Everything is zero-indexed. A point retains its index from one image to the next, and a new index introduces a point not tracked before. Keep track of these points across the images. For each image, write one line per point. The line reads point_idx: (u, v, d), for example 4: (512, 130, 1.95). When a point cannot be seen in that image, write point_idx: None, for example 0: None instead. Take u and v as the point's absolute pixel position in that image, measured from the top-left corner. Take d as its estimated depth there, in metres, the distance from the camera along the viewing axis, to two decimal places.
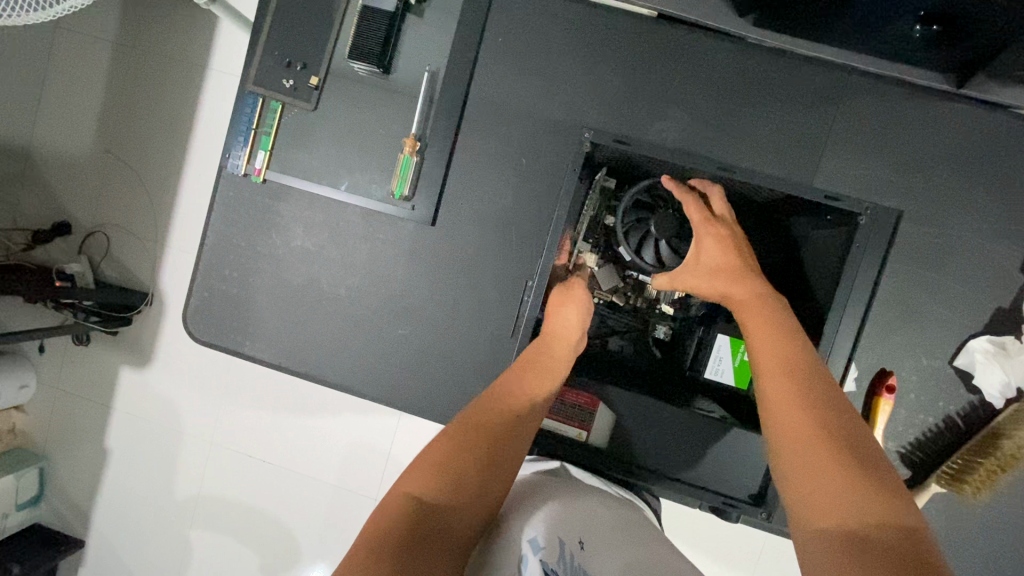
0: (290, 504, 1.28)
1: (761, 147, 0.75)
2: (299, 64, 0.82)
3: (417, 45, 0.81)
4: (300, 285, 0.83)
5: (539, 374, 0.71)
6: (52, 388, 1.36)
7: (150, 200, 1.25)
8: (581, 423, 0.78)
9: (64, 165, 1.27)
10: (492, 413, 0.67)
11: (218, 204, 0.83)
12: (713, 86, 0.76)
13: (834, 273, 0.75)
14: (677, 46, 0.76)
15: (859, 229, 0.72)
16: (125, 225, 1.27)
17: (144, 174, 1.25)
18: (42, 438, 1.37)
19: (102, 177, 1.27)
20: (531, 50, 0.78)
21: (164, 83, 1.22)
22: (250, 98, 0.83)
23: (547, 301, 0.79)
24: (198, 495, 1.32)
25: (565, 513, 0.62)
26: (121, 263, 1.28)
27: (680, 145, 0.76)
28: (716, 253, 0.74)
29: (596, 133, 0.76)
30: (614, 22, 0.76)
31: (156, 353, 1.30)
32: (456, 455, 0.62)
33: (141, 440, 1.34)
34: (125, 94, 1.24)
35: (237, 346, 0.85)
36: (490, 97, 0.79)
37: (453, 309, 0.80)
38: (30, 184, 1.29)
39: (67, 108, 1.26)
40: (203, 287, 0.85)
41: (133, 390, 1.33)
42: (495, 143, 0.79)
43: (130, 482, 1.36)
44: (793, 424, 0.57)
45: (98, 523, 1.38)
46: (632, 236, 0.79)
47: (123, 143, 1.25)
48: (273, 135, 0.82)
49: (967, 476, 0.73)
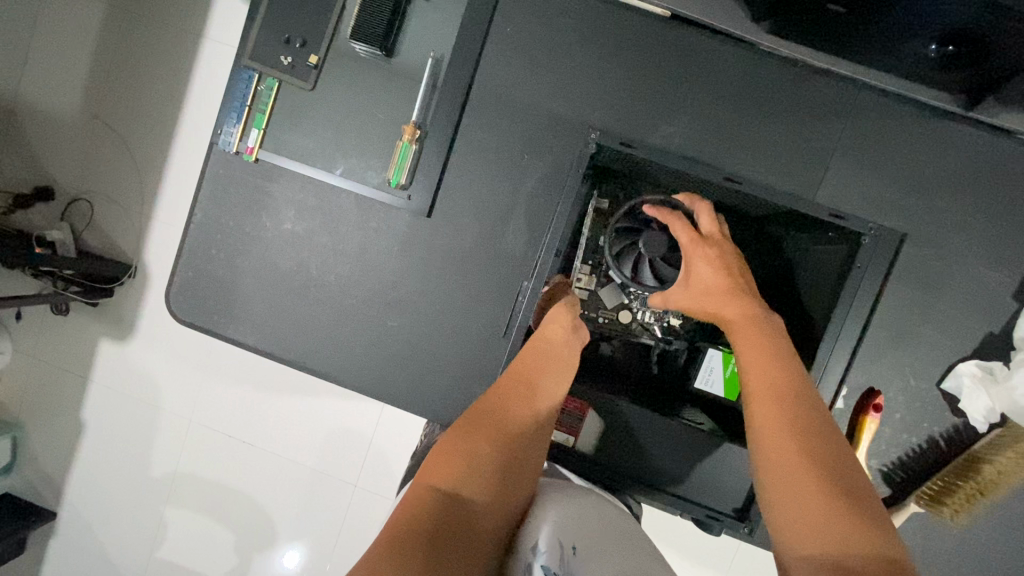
0: (269, 484, 1.27)
1: (765, 157, 0.75)
2: (298, 40, 0.78)
3: (420, 29, 0.78)
4: (289, 269, 0.81)
5: (530, 386, 0.70)
6: (26, 357, 1.33)
7: (138, 169, 1.22)
8: (570, 429, 0.77)
9: (48, 126, 1.24)
10: (478, 427, 0.66)
11: (206, 181, 0.80)
12: (723, 92, 0.74)
13: (833, 291, 0.74)
14: (689, 49, 0.74)
15: (860, 250, 0.72)
16: (112, 194, 1.24)
17: (132, 142, 1.22)
18: (16, 407, 1.35)
19: (88, 142, 1.23)
20: (538, 42, 0.76)
21: (157, 51, 1.19)
22: (245, 73, 0.78)
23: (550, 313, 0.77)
24: (174, 474, 1.31)
25: (565, 515, 0.63)
26: (105, 232, 1.25)
27: (686, 149, 0.75)
28: (708, 273, 0.71)
29: (602, 134, 0.75)
30: (626, 18, 0.74)
31: (138, 326, 1.28)
32: (466, 460, 0.62)
33: (118, 413, 1.32)
34: (115, 58, 1.20)
35: (220, 329, 0.82)
36: (495, 88, 0.76)
37: (446, 303, 0.79)
38: (13, 145, 1.25)
39: (55, 69, 1.21)
40: (187, 266, 0.81)
41: (112, 363, 1.30)
42: (497, 136, 0.77)
43: (105, 455, 1.34)
44: (784, 453, 0.57)
45: (71, 495, 1.36)
46: (625, 263, 0.76)
47: (113, 111, 1.21)
48: (268, 113, 0.79)
49: (946, 499, 0.74)
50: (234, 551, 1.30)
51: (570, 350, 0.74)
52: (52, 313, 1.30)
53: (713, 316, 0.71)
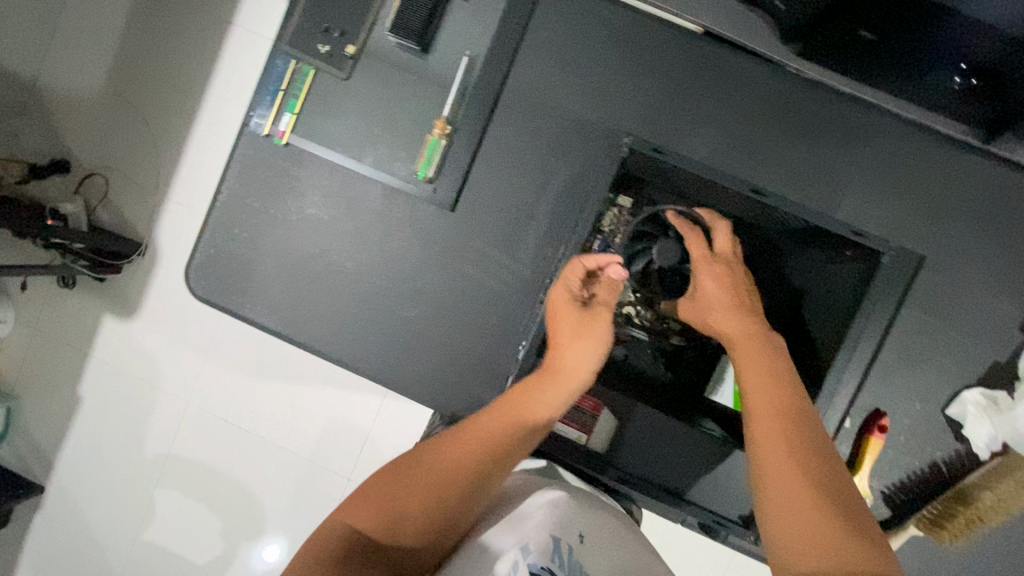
0: (263, 472, 1.30)
1: (789, 172, 0.76)
2: (337, 31, 0.79)
3: (457, 27, 0.79)
4: (310, 253, 0.82)
5: (521, 410, 0.66)
6: (27, 328, 1.36)
7: (155, 151, 1.28)
8: (583, 426, 0.77)
9: (68, 102, 1.28)
10: (459, 447, 0.62)
11: (235, 161, 0.81)
12: (750, 109, 0.76)
13: (849, 307, 0.75)
14: (720, 66, 0.76)
15: (880, 269, 0.73)
16: (127, 172, 1.29)
17: (152, 123, 1.27)
18: (15, 377, 1.38)
19: (106, 120, 1.29)
20: (572, 50, 0.77)
21: (183, 36, 1.24)
22: (281, 59, 0.80)
23: (567, 334, 0.71)
24: (168, 455, 1.34)
25: (566, 515, 0.63)
26: (116, 209, 1.30)
27: (709, 161, 0.76)
28: (715, 290, 0.72)
29: (635, 139, 0.76)
30: (659, 33, 0.76)
31: (143, 305, 1.32)
32: (435, 492, 0.58)
33: (115, 391, 1.35)
34: (140, 42, 1.25)
35: (237, 308, 0.83)
36: (527, 91, 0.78)
37: (463, 298, 0.80)
38: (31, 117, 1.30)
39: (80, 51, 1.27)
40: (209, 243, 0.82)
41: (113, 338, 1.33)
42: (525, 137, 0.78)
43: (99, 431, 1.36)
44: (780, 471, 0.57)
45: (62, 468, 1.38)
46: (636, 266, 0.80)
47: (133, 90, 1.26)
48: (302, 99, 0.79)
49: (944, 523, 0.74)
50: (223, 535, 1.33)
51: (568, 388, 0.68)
52: (58, 287, 1.33)
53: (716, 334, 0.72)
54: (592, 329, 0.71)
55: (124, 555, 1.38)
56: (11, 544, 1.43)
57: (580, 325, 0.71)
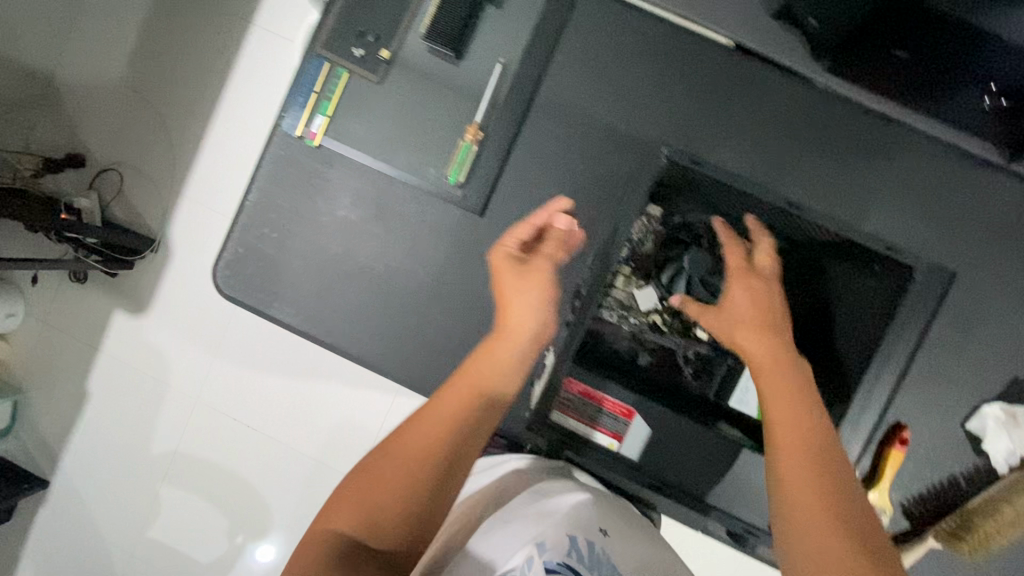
0: (271, 469, 1.31)
1: (818, 184, 0.76)
2: (372, 35, 0.80)
3: (491, 35, 0.80)
4: (337, 254, 0.82)
5: (469, 376, 0.65)
6: (37, 321, 1.37)
7: (167, 147, 1.34)
8: (614, 432, 0.78)
9: (83, 97, 1.35)
10: (417, 427, 0.62)
11: (266, 162, 0.81)
12: (778, 122, 0.77)
13: (882, 322, 0.77)
14: (750, 80, 0.77)
15: (913, 286, 0.74)
16: (140, 168, 1.34)
17: (166, 120, 1.33)
18: (21, 371, 1.38)
19: (121, 115, 1.35)
20: (605, 60, 0.78)
21: (202, 40, 1.32)
22: (316, 61, 0.81)
23: (505, 289, 0.70)
24: (175, 451, 1.34)
25: (583, 510, 0.68)
26: (129, 204, 1.34)
27: (738, 172, 0.77)
28: (747, 304, 0.71)
29: (674, 151, 0.77)
30: (690, 46, 0.78)
31: (156, 301, 1.33)
32: (401, 479, 0.59)
33: (125, 386, 1.36)
34: (155, 43, 1.32)
35: (262, 306, 0.83)
36: (558, 100, 0.79)
37: (490, 302, 0.80)
38: (47, 111, 1.35)
39: (99, 51, 1.34)
40: (237, 242, 0.82)
41: (124, 333, 1.35)
42: (556, 145, 0.79)
43: (106, 425, 1.37)
44: (803, 499, 0.57)
45: (68, 462, 1.38)
46: (664, 273, 0.82)
47: (149, 89, 1.33)
48: (335, 101, 0.80)
49: (964, 536, 0.76)
50: (228, 533, 1.33)
51: (506, 343, 0.67)
52: (70, 281, 1.35)
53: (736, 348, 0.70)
54: (533, 282, 0.70)
55: (125, 551, 1.38)
56: (13, 538, 1.42)
57: (520, 279, 0.70)
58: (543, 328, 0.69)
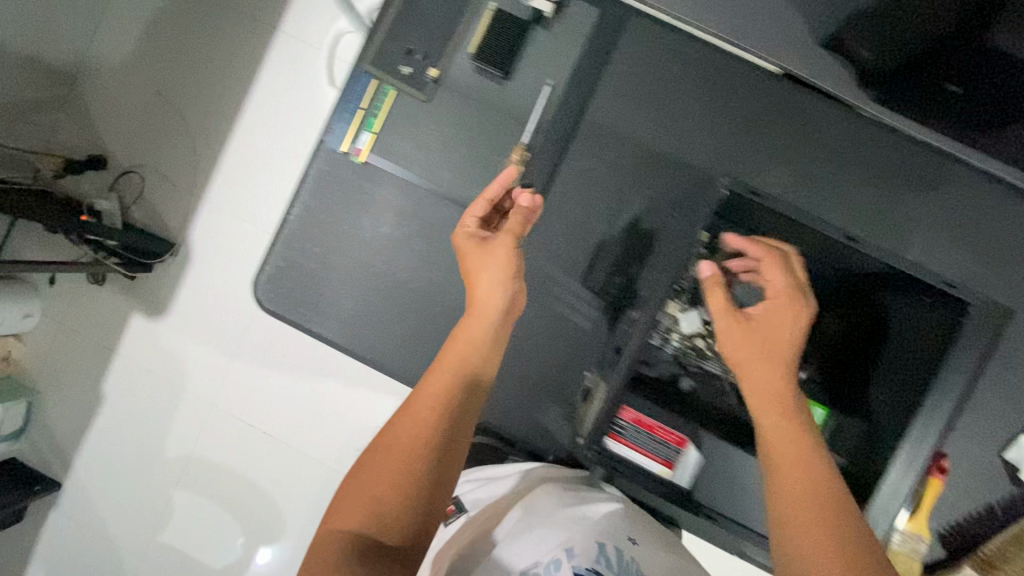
0: (288, 476, 1.31)
1: (860, 211, 0.77)
2: (421, 53, 0.80)
3: (539, 56, 0.80)
4: (379, 270, 0.82)
5: (447, 364, 0.64)
6: (56, 322, 1.37)
7: (189, 151, 1.35)
8: (666, 459, 0.72)
9: (105, 100, 1.37)
10: (405, 423, 0.61)
11: (311, 177, 0.82)
12: (824, 150, 0.77)
13: (937, 355, 0.68)
14: (797, 107, 0.78)
15: (969, 320, 0.66)
16: (160, 171, 1.35)
17: (187, 124, 1.35)
18: (38, 371, 1.38)
19: (142, 118, 1.36)
20: (652, 85, 0.79)
21: (231, 48, 1.33)
22: (363, 78, 0.81)
23: (469, 269, 0.70)
24: (190, 455, 1.34)
25: (615, 522, 0.70)
26: (150, 207, 1.35)
27: (783, 197, 0.78)
28: (779, 312, 0.64)
29: (737, 181, 0.75)
30: (737, 73, 0.78)
31: (172, 306, 1.34)
32: (398, 476, 0.58)
33: (143, 388, 1.36)
34: (179, 50, 1.35)
35: (300, 320, 0.83)
36: (605, 122, 0.79)
37: (531, 321, 0.80)
38: (69, 113, 1.37)
39: (123, 56, 1.36)
40: (278, 256, 0.83)
41: (141, 336, 1.35)
42: (601, 167, 0.80)
43: (121, 427, 1.37)
44: (813, 518, 0.55)
45: (81, 464, 1.38)
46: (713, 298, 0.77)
47: (172, 93, 1.35)
48: (381, 119, 0.81)
49: (1001, 565, 0.76)
50: (244, 540, 1.32)
51: (476, 324, 0.67)
52: (89, 282, 1.35)
53: (745, 362, 0.62)
54: (496, 258, 0.69)
55: (136, 555, 1.37)
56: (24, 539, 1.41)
57: (484, 256, 0.69)
58: (510, 301, 0.68)
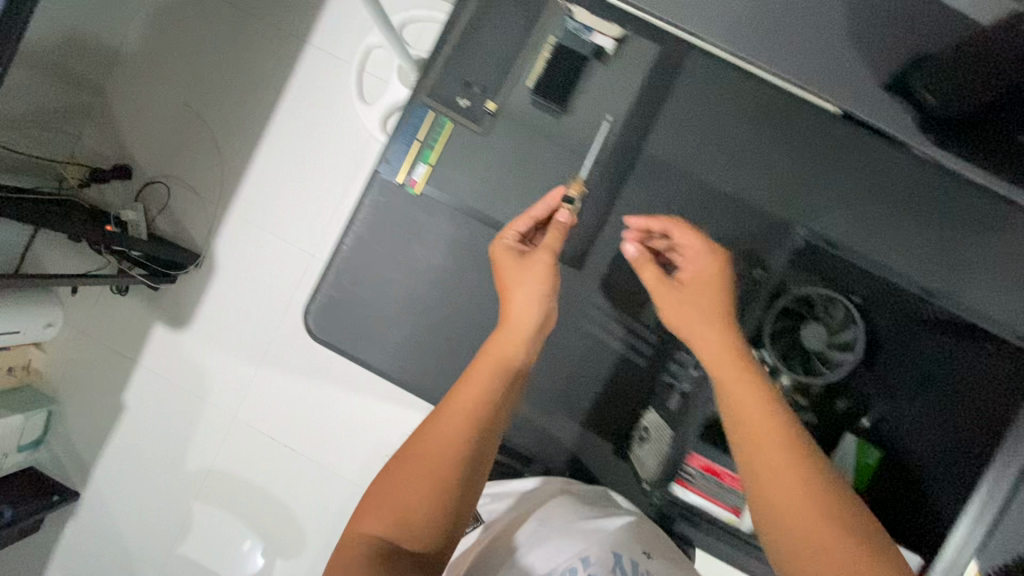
0: (311, 492, 1.30)
1: (916, 254, 0.76)
2: (479, 87, 0.80)
3: (597, 89, 0.80)
4: (429, 301, 0.82)
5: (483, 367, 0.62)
6: (80, 331, 1.36)
7: (219, 164, 1.34)
8: (734, 507, 0.73)
9: (136, 110, 1.36)
10: (438, 430, 0.59)
11: (365, 206, 0.82)
12: (880, 192, 0.77)
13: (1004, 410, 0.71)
14: (855, 148, 0.78)
15: None
16: (188, 182, 1.35)
17: (217, 136, 1.34)
18: (59, 380, 1.37)
19: (172, 129, 1.36)
20: (710, 122, 0.79)
21: (266, 63, 1.33)
22: (420, 110, 0.81)
23: (505, 280, 0.69)
24: (211, 468, 1.33)
25: (631, 532, 0.70)
26: (176, 218, 1.35)
27: (839, 239, 0.78)
28: (703, 281, 0.66)
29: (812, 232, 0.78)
30: (797, 112, 0.78)
31: (196, 317, 1.34)
32: (438, 484, 0.56)
33: (166, 400, 1.35)
34: (214, 63, 1.34)
35: (349, 348, 0.83)
36: (661, 158, 0.79)
37: (584, 355, 0.80)
38: (98, 121, 1.36)
39: (157, 67, 1.35)
40: (329, 284, 0.82)
41: (165, 346, 1.35)
42: (657, 204, 0.80)
43: (142, 438, 1.36)
44: (784, 484, 0.54)
45: (100, 474, 1.37)
46: (775, 343, 0.76)
47: (204, 106, 1.34)
48: (437, 150, 0.81)
49: None
50: (265, 556, 1.30)
51: (517, 331, 0.65)
52: (114, 292, 1.35)
53: (687, 331, 0.64)
54: (535, 273, 0.69)
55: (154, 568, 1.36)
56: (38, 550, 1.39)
57: (523, 271, 0.69)
58: (545, 317, 0.67)
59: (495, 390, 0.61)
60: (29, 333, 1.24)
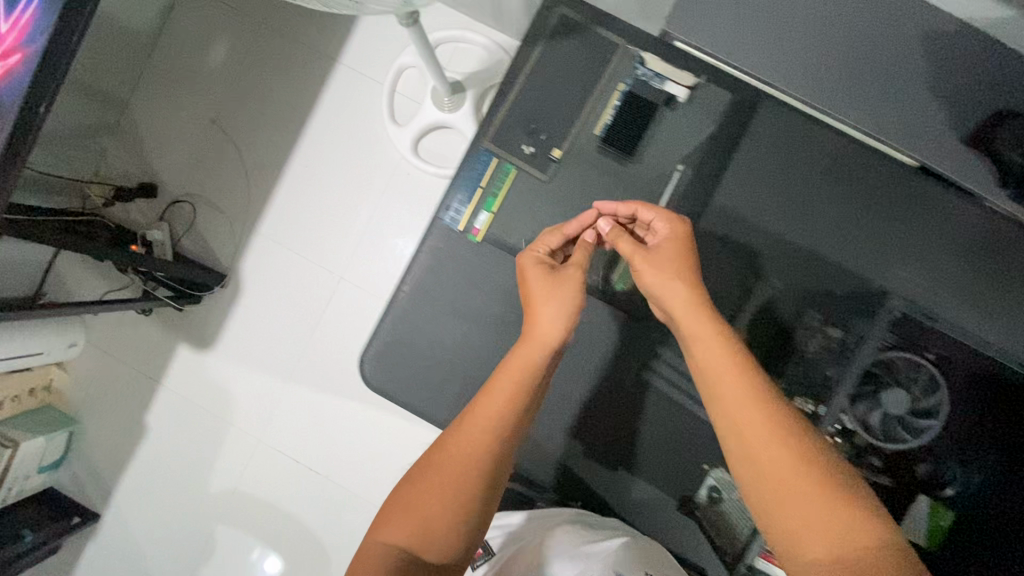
0: (338, 522, 1.27)
1: (994, 313, 0.74)
2: (543, 133, 0.79)
3: (666, 135, 0.78)
4: (488, 350, 0.79)
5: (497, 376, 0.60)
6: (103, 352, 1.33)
7: (248, 185, 1.31)
8: None
9: (163, 127, 1.33)
10: (454, 443, 0.57)
11: (424, 251, 0.80)
12: (958, 247, 0.75)
13: None
14: (931, 201, 0.76)
15: None
16: (216, 203, 1.32)
17: (247, 157, 1.31)
18: (80, 400, 1.34)
19: (200, 147, 1.32)
20: (782, 171, 0.77)
21: (301, 84, 1.30)
22: (484, 155, 0.80)
23: (531, 295, 0.63)
24: (236, 494, 1.30)
25: (630, 550, 0.70)
26: (203, 239, 1.31)
27: (916, 296, 0.75)
28: (667, 243, 0.63)
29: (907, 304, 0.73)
30: (873, 162, 0.76)
31: (221, 339, 1.31)
32: (447, 489, 0.56)
33: (191, 423, 1.32)
34: (246, 82, 1.31)
35: (402, 394, 0.80)
36: (731, 208, 0.77)
37: (646, 407, 0.79)
38: (123, 137, 1.33)
39: (187, 85, 1.32)
40: (385, 329, 0.80)
41: (190, 369, 1.32)
42: (726, 255, 0.77)
43: (165, 461, 1.32)
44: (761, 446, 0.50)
45: (120, 497, 1.33)
46: (856, 405, 0.71)
47: (235, 125, 1.32)
48: (501, 197, 0.79)
49: None
50: None
51: (536, 335, 0.61)
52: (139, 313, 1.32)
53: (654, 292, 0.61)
54: (567, 290, 0.62)
55: None
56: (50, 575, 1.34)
57: (556, 287, 0.63)
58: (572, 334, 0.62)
59: (520, 399, 0.58)
60: (52, 355, 1.20)
